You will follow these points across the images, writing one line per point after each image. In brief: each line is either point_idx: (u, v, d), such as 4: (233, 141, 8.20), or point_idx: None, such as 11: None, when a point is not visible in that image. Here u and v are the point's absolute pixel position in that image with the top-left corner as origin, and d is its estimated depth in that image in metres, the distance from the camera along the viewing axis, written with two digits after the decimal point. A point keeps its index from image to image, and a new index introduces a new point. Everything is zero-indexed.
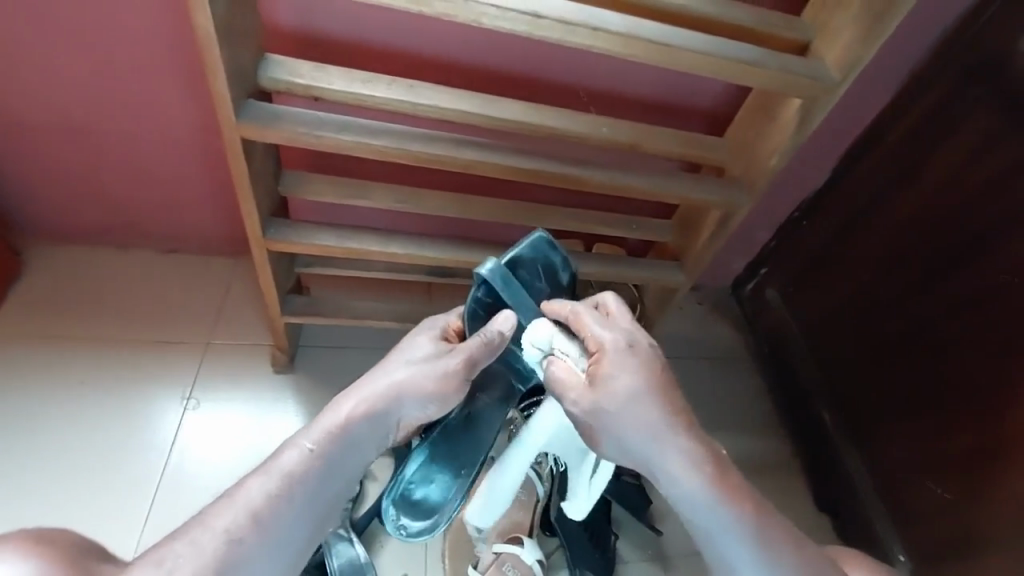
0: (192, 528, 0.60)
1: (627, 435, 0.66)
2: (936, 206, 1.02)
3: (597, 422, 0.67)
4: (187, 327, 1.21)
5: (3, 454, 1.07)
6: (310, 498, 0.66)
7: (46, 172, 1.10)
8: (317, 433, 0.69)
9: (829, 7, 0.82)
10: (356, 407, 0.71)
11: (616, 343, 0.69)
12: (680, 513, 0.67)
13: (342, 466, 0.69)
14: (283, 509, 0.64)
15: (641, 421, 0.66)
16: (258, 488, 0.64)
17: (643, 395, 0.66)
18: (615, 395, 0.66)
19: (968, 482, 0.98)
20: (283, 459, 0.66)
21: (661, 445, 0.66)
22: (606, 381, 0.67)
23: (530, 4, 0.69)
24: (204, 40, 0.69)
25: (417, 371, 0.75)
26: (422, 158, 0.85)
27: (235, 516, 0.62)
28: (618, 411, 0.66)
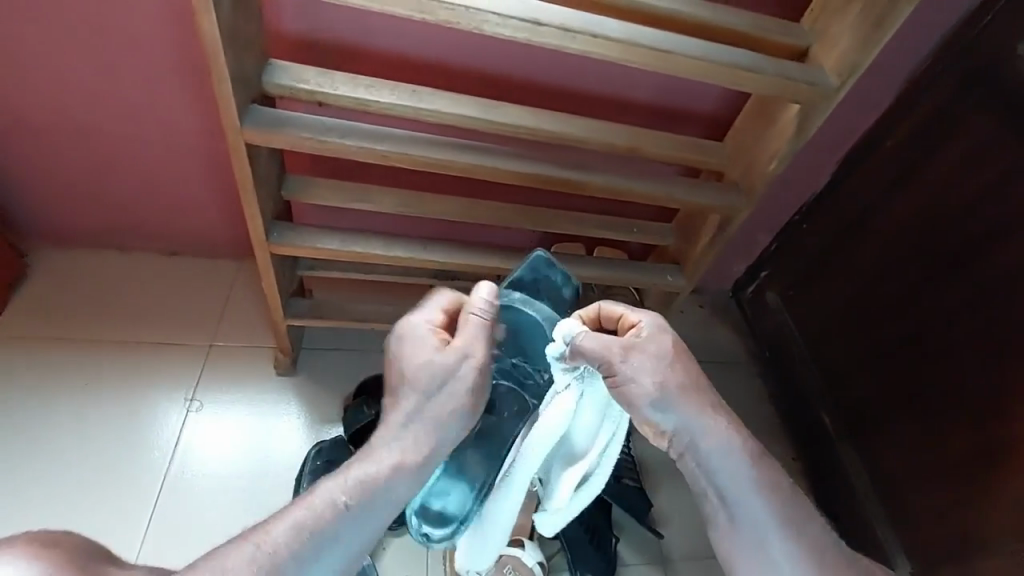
0: (209, 571, 0.56)
1: (662, 409, 0.66)
2: (935, 210, 1.03)
3: (637, 399, 0.66)
4: (190, 329, 1.22)
5: (7, 456, 1.08)
6: (332, 551, 0.60)
7: (51, 176, 1.11)
8: (342, 480, 0.63)
9: (827, 14, 0.83)
10: (389, 454, 0.65)
11: (656, 327, 0.69)
12: (706, 464, 0.68)
13: (368, 518, 0.62)
14: (304, 562, 0.58)
15: (677, 392, 0.67)
16: (279, 538, 0.58)
17: (680, 371, 0.68)
18: (657, 372, 0.67)
19: (968, 485, 0.98)
20: (312, 505, 0.61)
21: (692, 417, 0.67)
22: (648, 360, 0.67)
23: (531, 11, 0.70)
24: (209, 46, 0.70)
25: (443, 414, 0.67)
26: (424, 163, 0.86)
27: (249, 567, 0.56)
28: (661, 362, 0.67)
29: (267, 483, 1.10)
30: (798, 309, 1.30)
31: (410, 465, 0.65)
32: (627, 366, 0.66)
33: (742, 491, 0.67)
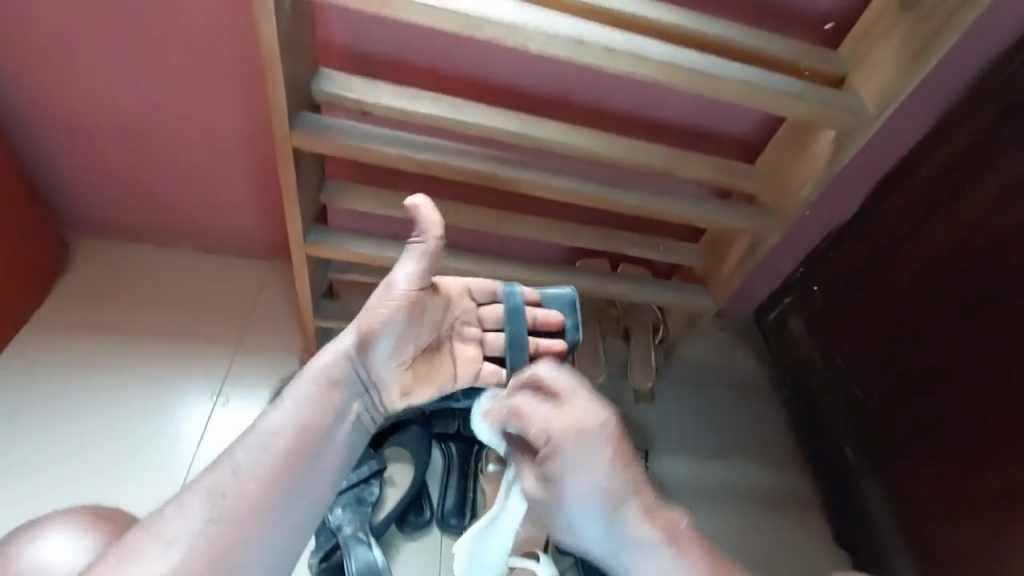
0: (183, 501, 0.63)
1: (586, 539, 0.77)
2: (970, 242, 1.01)
3: (551, 516, 0.77)
4: (221, 324, 1.25)
5: (41, 435, 1.11)
6: (297, 464, 0.67)
7: (101, 169, 1.16)
8: (285, 400, 0.70)
9: (866, 45, 0.85)
10: (331, 365, 0.71)
11: (565, 437, 0.73)
12: None
13: (320, 429, 0.69)
14: (272, 475, 0.65)
15: (591, 518, 0.75)
16: (242, 457, 0.65)
17: (597, 487, 0.74)
18: (568, 495, 0.74)
19: (1002, 525, 0.95)
20: (266, 419, 0.69)
21: (627, 539, 0.75)
22: (558, 482, 0.74)
23: (577, 30, 0.72)
24: (268, 55, 0.73)
25: (379, 350, 0.71)
26: (460, 172, 0.88)
27: (219, 476, 0.64)
28: (569, 506, 0.75)
29: None
30: (821, 335, 1.27)
31: (349, 383, 0.72)
32: (535, 488, 0.77)
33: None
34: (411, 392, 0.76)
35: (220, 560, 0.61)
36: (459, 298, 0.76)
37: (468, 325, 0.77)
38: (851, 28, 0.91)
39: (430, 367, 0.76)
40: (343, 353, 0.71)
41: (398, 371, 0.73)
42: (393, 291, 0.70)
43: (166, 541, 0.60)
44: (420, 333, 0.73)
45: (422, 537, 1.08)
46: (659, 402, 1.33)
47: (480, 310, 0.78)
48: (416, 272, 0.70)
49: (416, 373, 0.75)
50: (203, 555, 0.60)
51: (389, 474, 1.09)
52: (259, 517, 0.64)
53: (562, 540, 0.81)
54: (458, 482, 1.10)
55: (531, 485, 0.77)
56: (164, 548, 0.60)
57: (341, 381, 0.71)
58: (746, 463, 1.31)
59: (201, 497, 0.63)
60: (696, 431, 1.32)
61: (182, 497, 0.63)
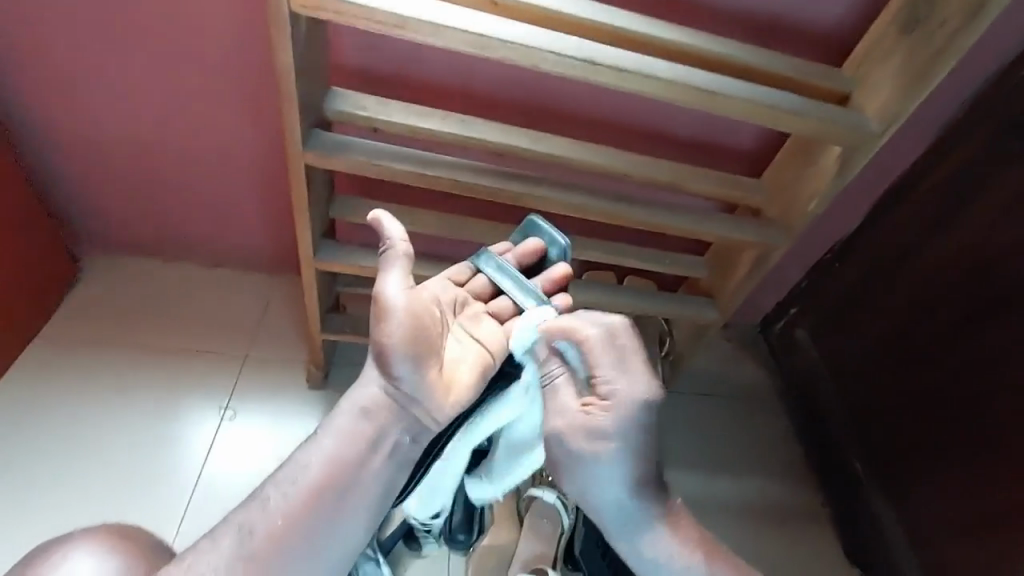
0: (219, 535, 0.65)
1: (595, 497, 0.68)
2: (974, 256, 1.02)
3: (573, 464, 0.67)
4: (227, 338, 1.25)
5: (47, 451, 1.11)
6: (322, 503, 0.65)
7: (112, 185, 1.18)
8: (317, 435, 0.68)
9: (870, 63, 0.86)
10: (360, 395, 0.69)
11: (629, 397, 0.65)
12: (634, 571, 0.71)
13: (348, 463, 0.66)
14: (295, 515, 0.64)
15: (613, 482, 0.67)
16: (270, 492, 0.65)
17: (640, 451, 0.66)
18: (599, 451, 0.66)
19: (1010, 540, 0.94)
20: (298, 455, 0.67)
21: (640, 513, 0.69)
22: (600, 431, 0.65)
23: (586, 51, 0.73)
24: (282, 74, 0.74)
25: (399, 371, 0.67)
26: (468, 187, 0.89)
27: (251, 513, 0.65)
28: (592, 463, 0.67)
29: None
30: (827, 347, 1.27)
31: (383, 410, 0.68)
32: (570, 423, 0.67)
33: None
34: (451, 394, 0.70)
35: None
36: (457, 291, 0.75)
37: (467, 305, 0.76)
38: (853, 45, 0.92)
39: (464, 356, 0.72)
40: (371, 381, 0.69)
41: (431, 375, 0.68)
42: (395, 308, 0.67)
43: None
44: (432, 332, 0.69)
45: (429, 554, 1.08)
46: (666, 417, 1.33)
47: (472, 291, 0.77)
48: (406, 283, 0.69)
49: (452, 370, 0.71)
50: None
51: None
52: (286, 556, 0.64)
53: (563, 488, 0.71)
54: None
55: (566, 419, 0.67)
56: None
57: (375, 411, 0.68)
58: (755, 477, 1.30)
59: (232, 533, 0.64)
60: (704, 446, 1.32)
61: (217, 531, 0.65)
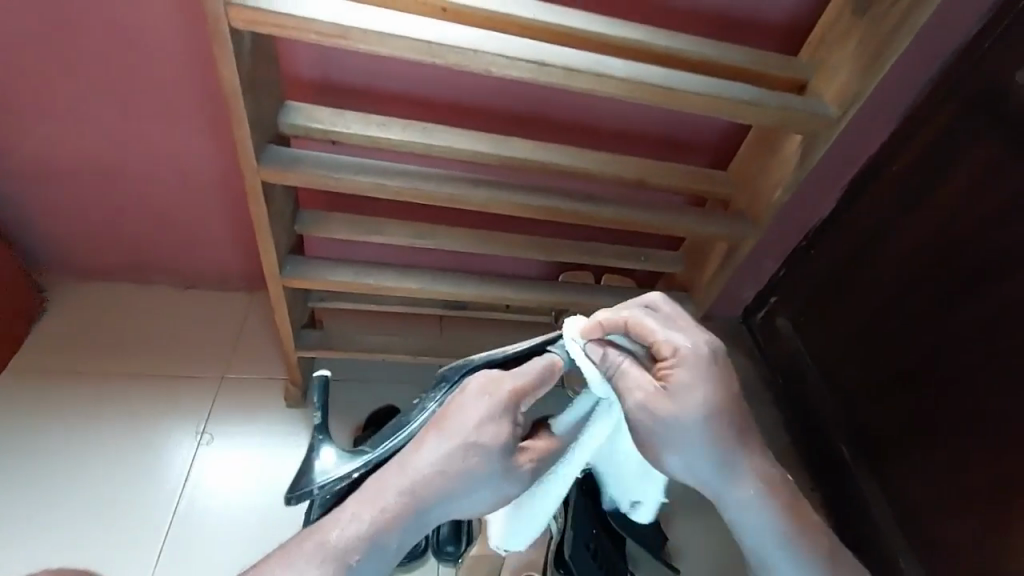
0: (299, 557, 0.60)
1: (694, 460, 0.66)
2: (945, 235, 1.02)
3: (668, 436, 0.65)
4: (202, 361, 1.23)
5: (17, 489, 1.08)
6: (407, 535, 0.62)
7: (72, 212, 1.15)
8: (408, 472, 0.62)
9: (825, 49, 0.87)
10: (455, 453, 0.61)
11: (694, 349, 0.65)
12: (734, 527, 0.72)
13: (435, 506, 0.62)
14: (381, 544, 0.61)
15: (704, 443, 0.65)
16: (360, 520, 0.61)
17: (722, 405, 0.65)
18: (688, 410, 0.64)
19: (994, 518, 0.94)
20: (387, 487, 0.62)
21: (734, 471, 0.68)
22: (681, 390, 0.64)
23: (537, 52, 0.72)
24: (230, 92, 0.73)
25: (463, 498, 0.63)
26: (434, 197, 0.88)
27: (335, 540, 0.60)
28: (687, 427, 0.64)
29: (275, 515, 1.10)
30: (808, 332, 1.29)
31: (476, 479, 0.61)
32: (652, 396, 0.64)
33: (763, 525, 0.70)
34: None
35: None
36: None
37: None
38: (809, 34, 0.93)
39: None
40: (467, 448, 0.61)
41: None
42: (478, 441, 0.61)
43: None
44: None
45: (418, 567, 1.07)
46: None
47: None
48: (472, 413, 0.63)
49: None
50: None
51: None
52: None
53: (662, 464, 0.67)
54: None
55: (645, 392, 0.64)
56: None
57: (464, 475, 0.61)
58: None
59: (313, 556, 0.60)
60: None
61: (296, 552, 0.61)
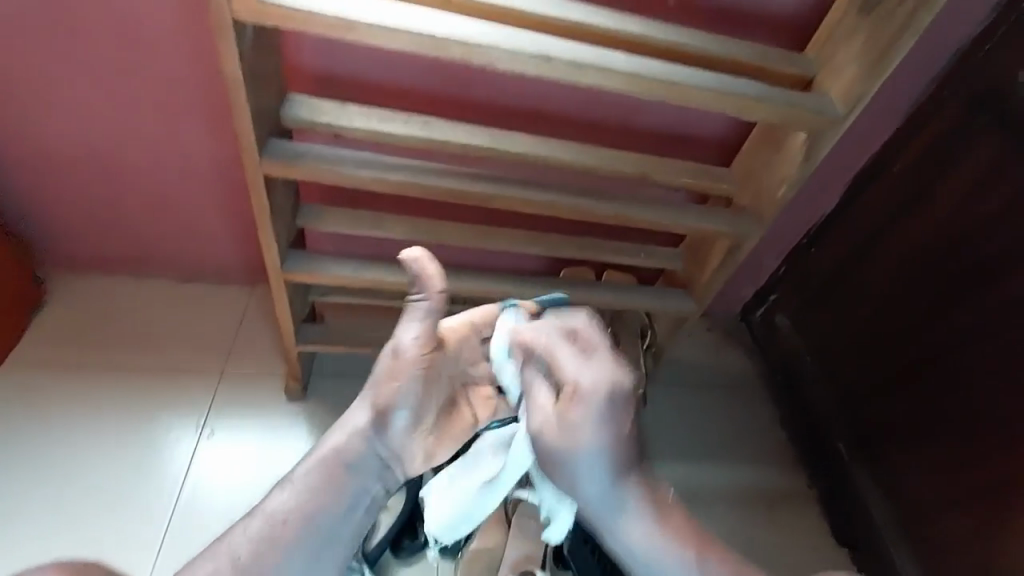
0: (279, 488, 0.70)
1: (583, 490, 0.68)
2: (945, 234, 1.03)
3: (557, 465, 0.67)
4: (203, 355, 1.23)
5: (17, 481, 1.08)
6: (364, 458, 0.70)
7: (69, 204, 1.14)
8: (360, 400, 0.73)
9: (831, 46, 0.86)
10: (386, 369, 0.71)
11: (599, 386, 0.67)
12: (627, 564, 0.71)
13: (381, 423, 0.71)
14: (341, 469, 0.70)
15: (595, 477, 0.68)
16: (325, 449, 0.71)
17: (616, 443, 0.68)
18: (579, 446, 0.67)
19: (990, 513, 0.96)
20: (349, 418, 0.72)
21: (624, 505, 0.69)
22: (578, 425, 0.67)
23: (543, 46, 0.72)
24: (232, 83, 0.72)
25: (397, 422, 0.71)
26: (437, 192, 0.88)
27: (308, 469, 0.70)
28: (579, 459, 0.67)
29: None
30: (810, 328, 1.28)
31: (407, 384, 0.71)
32: (548, 420, 0.68)
33: (663, 572, 0.69)
34: (435, 455, 0.74)
35: (299, 537, 0.67)
36: (464, 343, 0.75)
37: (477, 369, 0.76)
38: (814, 30, 0.92)
39: (457, 424, 0.75)
40: (394, 357, 0.71)
41: (425, 434, 0.73)
42: (399, 349, 0.71)
43: (261, 519, 0.67)
44: (436, 392, 0.73)
45: (416, 561, 1.07)
46: (652, 408, 1.32)
47: (476, 325, 0.76)
48: (424, 332, 0.71)
49: (439, 435, 0.74)
50: (289, 531, 0.67)
51: None
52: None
53: (553, 485, 0.70)
54: None
55: (545, 417, 0.68)
56: (257, 522, 0.67)
57: (398, 378, 0.71)
58: (743, 463, 1.30)
59: (291, 485, 0.69)
60: (689, 437, 1.31)
61: (276, 490, 0.70)
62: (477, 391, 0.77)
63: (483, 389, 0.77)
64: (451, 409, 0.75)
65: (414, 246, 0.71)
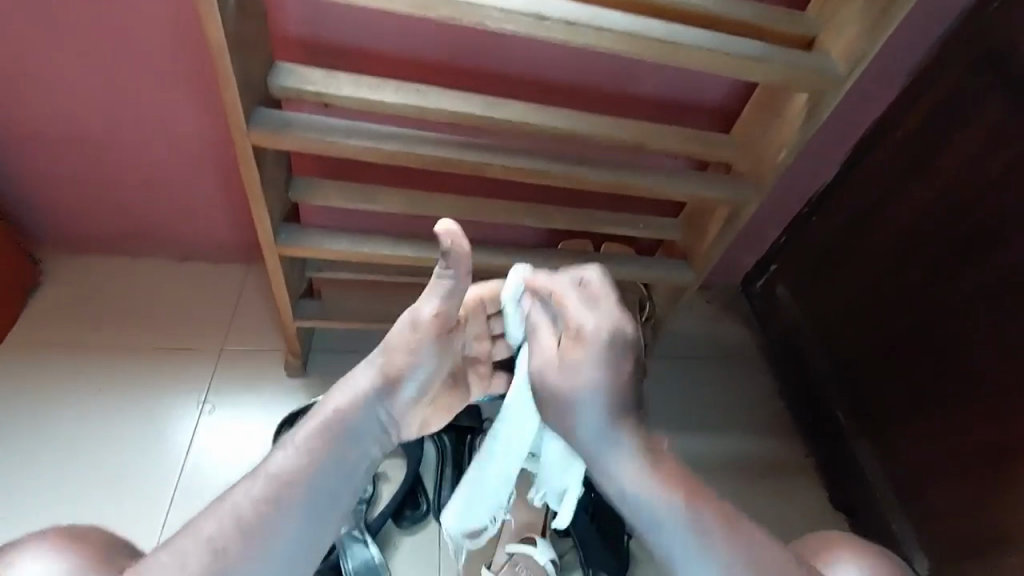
0: (280, 447, 0.66)
1: (579, 423, 0.69)
2: (948, 198, 1.01)
3: (557, 400, 0.69)
4: (201, 333, 1.23)
5: (21, 458, 1.09)
6: (368, 423, 0.68)
7: (60, 182, 1.13)
8: (368, 362, 0.69)
9: (834, 3, 0.83)
10: (401, 337, 0.69)
11: (601, 329, 0.68)
12: (619, 508, 0.68)
13: (392, 391, 0.69)
14: (343, 432, 0.67)
15: (592, 414, 0.68)
16: (328, 408, 0.67)
17: (615, 386, 0.68)
18: (579, 385, 0.68)
19: (988, 477, 0.96)
20: (354, 378, 0.69)
21: (617, 442, 0.68)
22: (578, 366, 0.68)
23: (534, 6, 0.69)
24: (216, 49, 0.70)
25: (406, 390, 0.70)
26: (430, 162, 0.86)
27: (309, 429, 0.66)
28: (577, 400, 0.68)
29: None
30: (808, 301, 1.28)
31: (421, 357, 0.70)
32: (550, 361, 0.70)
33: (652, 511, 0.66)
34: (429, 424, 0.75)
35: (301, 500, 0.63)
36: (472, 317, 0.74)
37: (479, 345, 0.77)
38: None
39: (455, 395, 0.77)
40: (411, 327, 0.69)
41: (423, 405, 0.73)
42: (418, 319, 0.69)
43: (263, 478, 0.63)
44: (444, 367, 0.72)
45: (419, 530, 1.08)
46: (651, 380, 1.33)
47: (484, 301, 0.74)
48: (443, 309, 0.69)
49: (436, 405, 0.75)
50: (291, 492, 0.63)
51: (383, 470, 1.11)
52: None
53: (548, 424, 0.73)
54: (453, 473, 1.10)
55: (546, 358, 0.70)
56: (257, 482, 0.62)
57: (416, 348, 0.69)
58: (743, 434, 1.31)
59: (292, 445, 0.65)
60: (688, 409, 1.31)
61: (275, 449, 0.65)
62: (477, 369, 0.77)
63: (481, 363, 0.77)
64: (452, 384, 0.76)
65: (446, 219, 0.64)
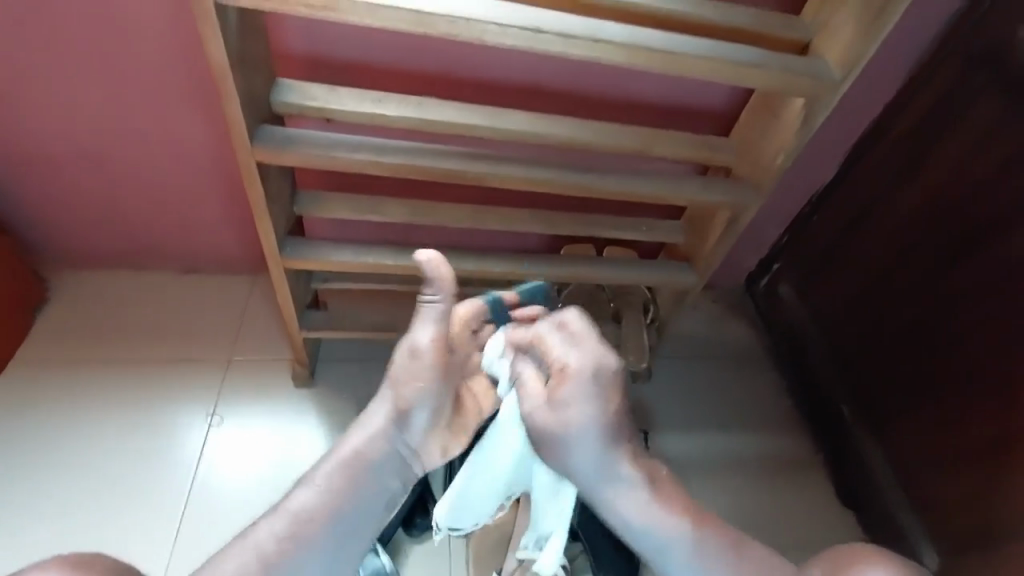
0: (301, 483, 0.72)
1: (576, 462, 0.72)
2: (946, 197, 1.01)
3: (553, 441, 0.72)
4: (209, 345, 1.24)
5: (35, 473, 1.11)
6: (386, 458, 0.73)
7: (67, 200, 1.14)
8: (379, 399, 0.75)
9: (828, 6, 0.83)
10: (405, 368, 0.73)
11: (587, 366, 0.71)
12: (624, 535, 0.74)
13: (405, 424, 0.74)
14: (362, 468, 0.72)
15: (588, 449, 0.71)
16: (347, 446, 0.73)
17: (604, 420, 0.71)
18: (573, 422, 0.70)
19: (990, 475, 0.97)
20: (371, 415, 0.75)
21: (615, 475, 0.72)
22: (567, 403, 0.71)
23: (530, 19, 0.70)
24: (218, 69, 0.71)
25: (417, 421, 0.74)
26: (430, 173, 0.87)
27: (329, 466, 0.72)
28: (572, 436, 0.71)
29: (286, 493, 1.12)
30: (811, 300, 1.28)
31: (426, 388, 0.73)
32: (540, 407, 0.72)
33: (657, 540, 0.72)
34: (451, 449, 0.79)
35: (318, 538, 0.69)
36: (464, 341, 0.77)
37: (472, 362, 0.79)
38: None
39: (468, 416, 0.79)
40: (411, 357, 0.72)
41: (438, 432, 0.76)
42: (419, 349, 0.72)
43: (282, 514, 0.69)
44: (450, 393, 0.75)
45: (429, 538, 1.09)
46: (656, 382, 1.33)
47: (469, 319, 0.77)
48: (439, 334, 0.72)
49: (452, 431, 0.78)
50: (308, 531, 0.69)
51: None
52: None
53: (547, 464, 0.74)
54: None
55: (537, 402, 0.72)
56: (279, 519, 0.69)
57: (420, 377, 0.72)
58: (748, 434, 1.31)
59: (312, 482, 0.71)
60: (693, 410, 1.32)
61: (298, 486, 0.72)
62: (478, 382, 0.80)
63: (481, 378, 0.80)
64: (459, 411, 0.78)
65: (428, 248, 0.72)
